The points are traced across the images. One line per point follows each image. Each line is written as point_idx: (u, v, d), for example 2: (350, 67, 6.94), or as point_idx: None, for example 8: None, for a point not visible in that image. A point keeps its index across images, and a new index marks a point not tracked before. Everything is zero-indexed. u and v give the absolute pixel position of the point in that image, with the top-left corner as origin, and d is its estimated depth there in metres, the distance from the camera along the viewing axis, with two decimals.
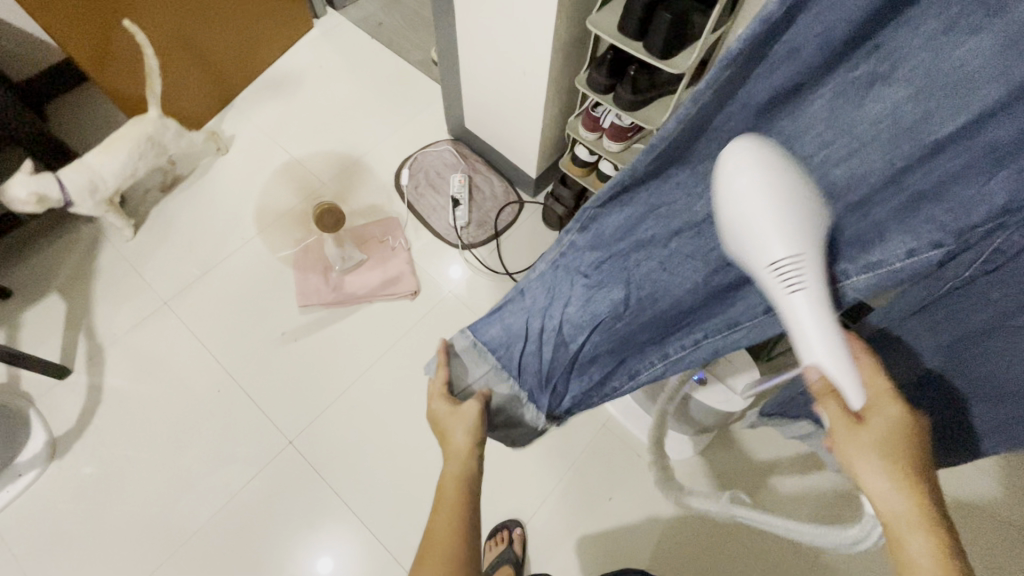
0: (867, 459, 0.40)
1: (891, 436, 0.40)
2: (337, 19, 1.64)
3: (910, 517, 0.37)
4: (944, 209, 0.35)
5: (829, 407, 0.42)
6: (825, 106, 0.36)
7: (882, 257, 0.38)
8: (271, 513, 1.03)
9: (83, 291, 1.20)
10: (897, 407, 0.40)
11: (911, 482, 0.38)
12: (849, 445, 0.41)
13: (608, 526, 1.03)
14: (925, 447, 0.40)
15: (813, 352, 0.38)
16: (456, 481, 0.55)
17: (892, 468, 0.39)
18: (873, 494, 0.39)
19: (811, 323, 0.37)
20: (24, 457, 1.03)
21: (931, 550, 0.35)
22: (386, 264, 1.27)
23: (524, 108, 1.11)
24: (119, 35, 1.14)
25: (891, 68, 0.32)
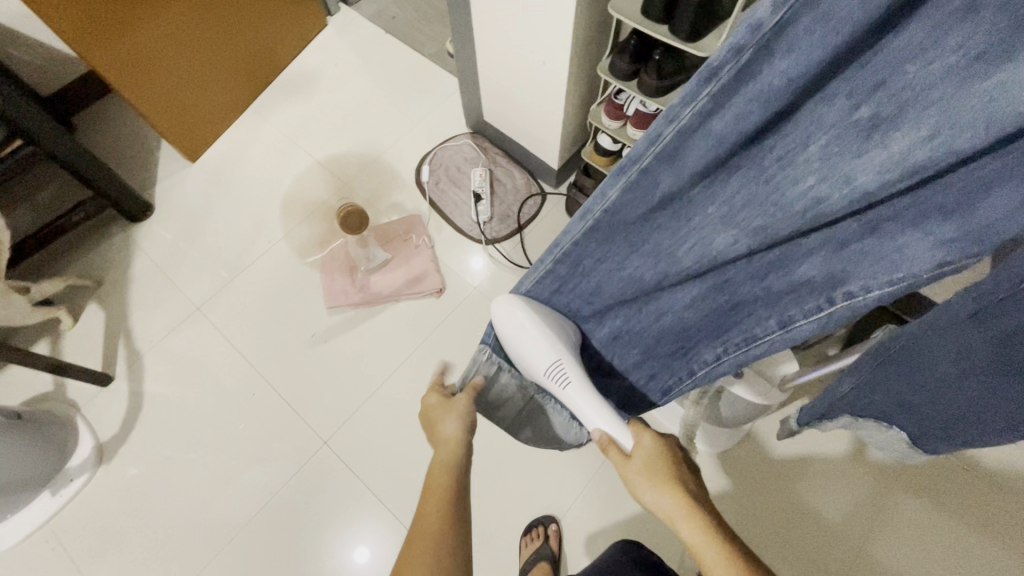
0: (642, 481, 0.53)
1: (654, 458, 0.55)
2: (351, 15, 1.63)
3: (676, 509, 0.50)
4: (977, 219, 0.33)
5: (613, 454, 0.58)
6: (822, 148, 0.39)
7: (908, 275, 0.38)
8: (310, 511, 1.05)
9: (120, 299, 1.23)
10: (650, 435, 0.57)
11: (671, 487, 0.51)
12: (626, 473, 0.55)
13: (644, 518, 1.03)
14: (676, 462, 0.55)
15: (592, 420, 0.61)
16: (444, 468, 0.56)
17: (657, 482, 0.52)
18: (653, 505, 0.52)
19: (587, 401, 0.61)
20: (74, 461, 1.07)
21: (694, 528, 0.48)
22: (409, 262, 1.27)
23: (545, 99, 1.09)
24: (137, 46, 1.15)
25: (899, 108, 0.34)
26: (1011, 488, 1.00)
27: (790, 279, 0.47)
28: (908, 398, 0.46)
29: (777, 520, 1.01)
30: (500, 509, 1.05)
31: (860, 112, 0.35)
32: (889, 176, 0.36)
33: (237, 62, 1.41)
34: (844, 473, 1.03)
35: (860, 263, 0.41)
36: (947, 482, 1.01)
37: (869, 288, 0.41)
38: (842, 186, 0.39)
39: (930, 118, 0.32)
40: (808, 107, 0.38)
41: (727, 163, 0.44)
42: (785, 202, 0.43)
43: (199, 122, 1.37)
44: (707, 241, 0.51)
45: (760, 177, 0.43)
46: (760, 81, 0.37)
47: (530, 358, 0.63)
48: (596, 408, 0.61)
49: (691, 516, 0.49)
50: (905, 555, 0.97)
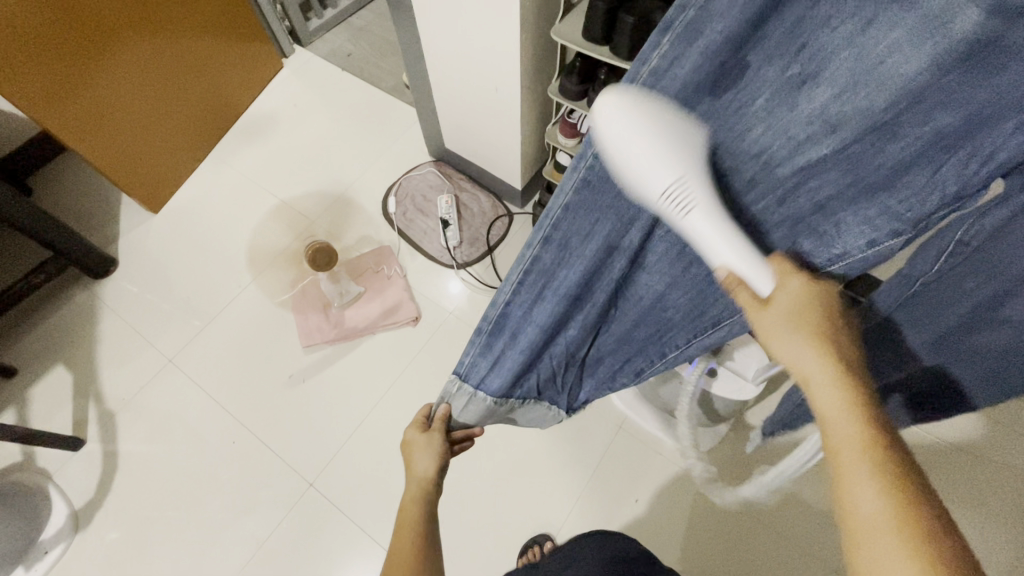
0: (782, 334, 0.42)
1: (800, 305, 0.42)
2: (306, 55, 1.66)
3: (821, 370, 0.40)
4: (897, 196, 0.38)
5: (739, 296, 0.44)
6: (763, 107, 0.37)
7: (843, 250, 0.42)
8: (300, 556, 1.03)
9: (87, 359, 1.20)
10: (797, 277, 0.43)
11: (818, 344, 0.41)
12: (762, 324, 0.43)
13: (637, 525, 1.03)
14: (831, 309, 0.42)
15: (720, 257, 0.41)
16: (416, 503, 0.61)
17: (804, 336, 0.41)
18: (788, 359, 0.42)
19: (716, 233, 0.40)
20: (48, 532, 1.03)
21: (838, 398, 0.39)
22: (383, 294, 1.27)
23: (501, 123, 1.12)
24: (84, 108, 1.15)
25: (817, 69, 0.34)
26: (985, 460, 1.03)
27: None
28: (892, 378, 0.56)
29: (769, 511, 1.02)
30: (494, 534, 1.03)
31: (788, 71, 0.35)
32: (814, 129, 0.37)
33: (197, 113, 1.43)
34: None
35: (812, 234, 0.43)
36: (926, 461, 1.04)
37: (818, 267, 0.44)
38: (782, 137, 0.38)
39: (841, 79, 0.34)
40: (747, 71, 0.37)
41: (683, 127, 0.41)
42: (737, 166, 0.41)
43: (160, 172, 1.37)
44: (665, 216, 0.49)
45: (713, 142, 0.41)
46: (706, 47, 0.36)
47: (637, 177, 0.38)
48: (734, 245, 0.40)
49: (843, 382, 0.39)
50: None
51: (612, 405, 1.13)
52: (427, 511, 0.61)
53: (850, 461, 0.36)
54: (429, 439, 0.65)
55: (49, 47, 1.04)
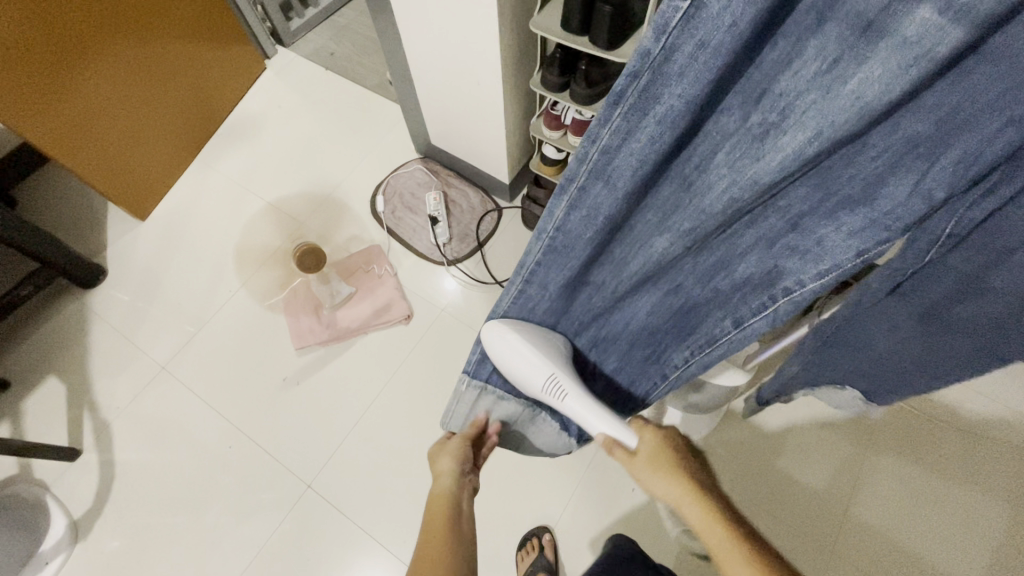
0: (649, 476, 0.55)
1: (657, 450, 0.56)
2: (289, 55, 1.64)
3: (685, 497, 0.52)
4: (879, 208, 0.37)
5: (616, 453, 0.58)
6: (725, 158, 0.38)
7: (834, 265, 0.42)
8: (301, 557, 1.03)
9: (80, 369, 1.20)
10: (651, 429, 0.58)
11: (676, 477, 0.54)
12: (635, 470, 0.56)
13: (634, 513, 1.04)
14: (678, 451, 0.56)
15: (597, 427, 0.57)
16: (442, 501, 0.59)
17: (665, 474, 0.54)
18: (661, 495, 0.54)
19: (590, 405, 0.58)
20: (47, 543, 1.03)
21: (702, 513, 0.50)
22: (374, 293, 1.27)
23: (485, 117, 1.12)
24: (64, 119, 1.14)
25: (780, 117, 0.35)
26: (980, 436, 1.04)
27: (737, 277, 0.49)
28: (869, 362, 0.53)
29: (766, 493, 1.02)
30: (494, 528, 1.04)
31: (749, 119, 0.36)
32: (787, 169, 0.37)
33: (181, 119, 1.42)
34: (827, 440, 1.06)
35: (793, 253, 0.44)
36: (921, 438, 1.05)
37: (805, 282, 0.44)
38: (746, 182, 0.39)
39: (812, 121, 0.34)
40: (712, 123, 0.37)
41: (657, 176, 0.41)
42: (702, 216, 0.43)
43: (145, 179, 1.36)
44: (642, 254, 0.50)
45: (679, 189, 0.42)
46: (663, 108, 0.35)
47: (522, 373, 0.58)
48: (600, 415, 0.58)
49: (698, 501, 0.51)
50: (890, 515, 1.00)
51: None
52: (455, 508, 0.58)
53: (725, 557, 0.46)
54: (445, 442, 0.67)
55: (29, 58, 1.03)
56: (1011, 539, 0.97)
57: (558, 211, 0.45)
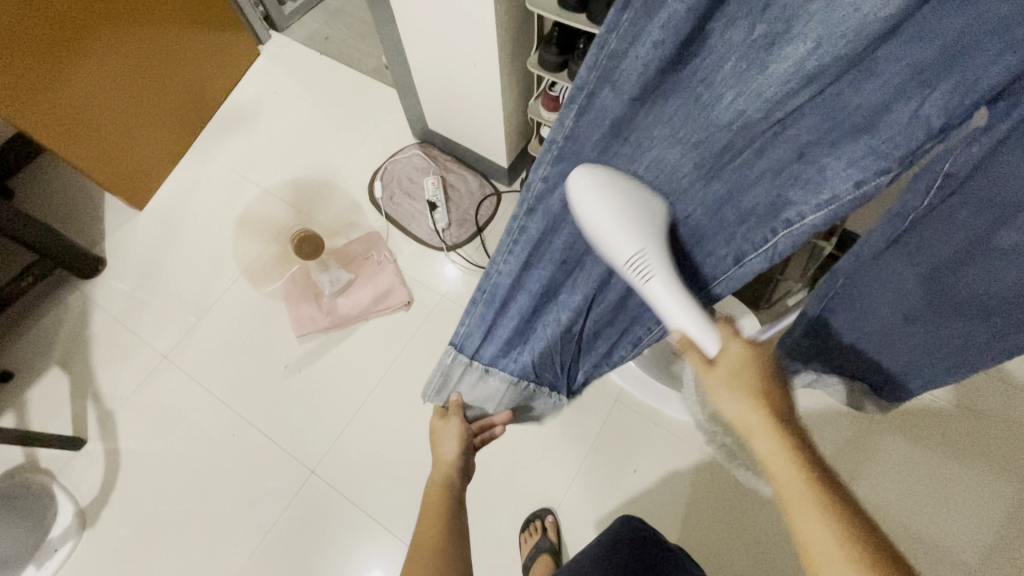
0: (725, 392, 0.43)
1: (743, 364, 0.44)
2: (283, 40, 1.62)
3: (757, 418, 0.41)
4: (880, 136, 0.35)
5: (689, 357, 0.47)
6: (733, 70, 0.36)
7: (832, 195, 0.39)
8: (308, 542, 1.04)
9: (82, 360, 1.20)
10: (740, 341, 0.45)
11: (757, 398, 0.42)
12: (710, 383, 0.45)
13: (636, 496, 1.04)
14: (770, 368, 0.44)
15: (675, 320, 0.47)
16: (439, 485, 0.66)
17: (743, 395, 0.43)
18: (730, 416, 0.43)
19: (676, 299, 0.46)
20: (55, 531, 1.04)
21: (776, 445, 0.40)
22: (375, 279, 1.26)
23: (483, 100, 1.10)
24: (58, 107, 1.12)
25: (786, 25, 0.33)
26: (985, 417, 1.04)
27: (741, 210, 0.45)
28: (867, 330, 0.55)
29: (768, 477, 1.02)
30: (498, 511, 1.05)
31: (755, 30, 0.34)
32: (791, 87, 0.36)
33: (176, 107, 1.40)
34: (829, 422, 1.05)
35: (794, 184, 0.41)
36: (924, 419, 1.05)
37: (805, 214, 0.41)
38: (755, 100, 0.37)
39: (814, 30, 0.32)
40: (714, 32, 0.35)
41: (658, 92, 0.39)
42: (711, 130, 0.40)
43: (141, 168, 1.35)
44: (655, 174, 0.45)
45: (686, 103, 0.39)
46: (666, 11, 0.33)
47: (607, 244, 0.44)
48: (682, 306, 0.46)
49: (777, 432, 0.40)
50: (892, 497, 1.00)
51: (608, 378, 1.13)
52: (450, 493, 0.66)
53: (797, 507, 0.37)
54: (448, 423, 0.71)
55: (20, 44, 1.02)
56: (1013, 518, 0.97)
57: (570, 122, 0.42)
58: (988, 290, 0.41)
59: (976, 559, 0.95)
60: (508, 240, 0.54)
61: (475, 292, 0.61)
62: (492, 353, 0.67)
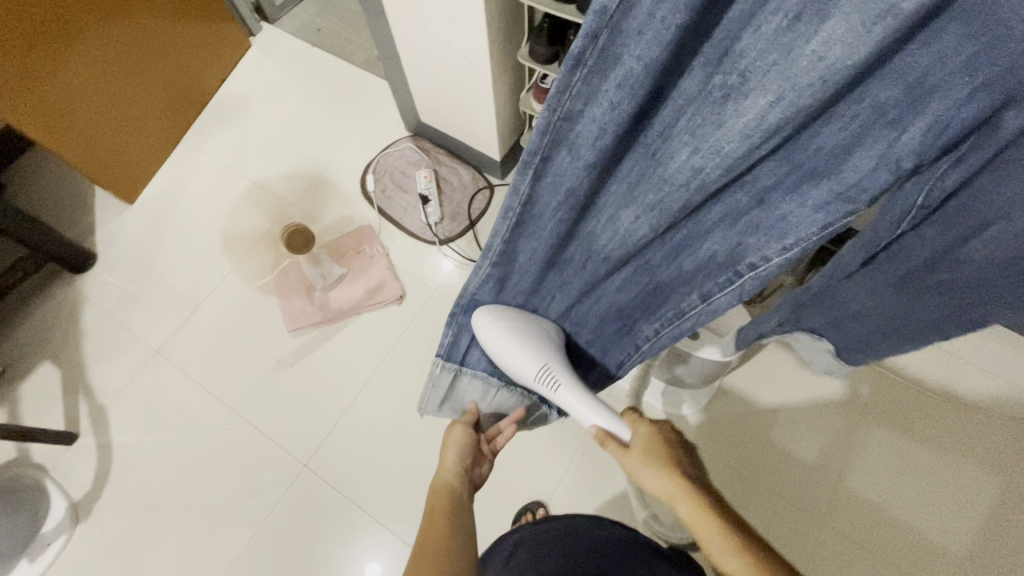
0: (643, 469, 0.55)
1: (650, 443, 0.57)
2: (274, 32, 1.61)
3: (674, 490, 0.53)
4: (844, 179, 0.38)
5: (609, 448, 0.57)
6: (685, 125, 0.38)
7: (797, 240, 0.43)
8: (300, 534, 1.05)
9: (73, 354, 1.20)
10: (645, 424, 0.58)
11: (668, 471, 0.54)
12: (630, 463, 0.56)
13: (627, 489, 1.05)
14: (670, 446, 0.57)
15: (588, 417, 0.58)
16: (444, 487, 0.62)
17: (657, 470, 0.54)
18: (652, 489, 0.54)
19: (583, 404, 0.58)
20: (49, 524, 1.05)
21: (692, 508, 0.51)
22: (367, 273, 1.26)
23: (474, 93, 1.09)
24: (46, 101, 1.11)
25: (742, 79, 0.33)
26: (976, 408, 1.04)
27: (705, 254, 0.50)
28: (838, 330, 0.56)
29: (759, 467, 1.03)
30: (490, 503, 1.06)
31: (711, 79, 0.35)
32: (752, 141, 0.37)
33: (166, 100, 1.39)
34: (819, 413, 1.06)
35: (757, 230, 0.45)
36: (915, 411, 1.05)
37: (769, 257, 0.46)
38: (715, 157, 0.39)
39: (772, 83, 0.33)
40: (673, 87, 0.36)
41: (620, 151, 0.42)
42: (670, 187, 0.43)
43: (132, 162, 1.34)
44: (611, 233, 0.50)
45: (643, 159, 0.42)
46: (623, 69, 0.34)
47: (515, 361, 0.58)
48: (591, 406, 0.58)
49: (688, 497, 0.52)
50: (880, 488, 1.00)
51: None
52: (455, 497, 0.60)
53: (717, 548, 0.47)
54: (453, 429, 0.69)
55: (9, 39, 1.01)
56: (999, 508, 0.98)
57: (525, 185, 0.45)
58: (961, 296, 0.40)
59: (962, 547, 0.96)
60: (479, 281, 0.57)
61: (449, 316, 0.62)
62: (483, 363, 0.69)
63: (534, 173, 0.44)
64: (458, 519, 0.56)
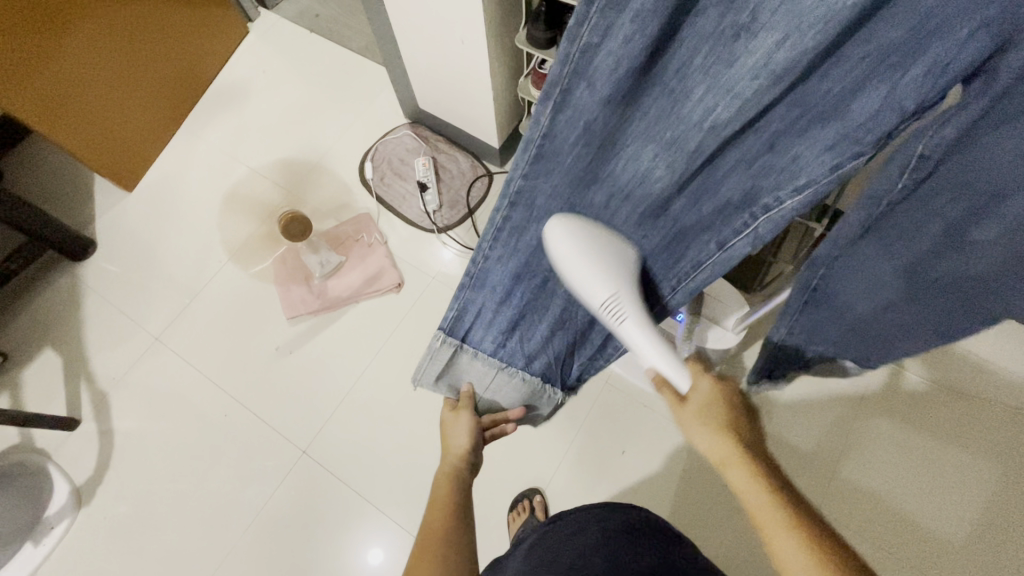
0: (696, 426, 0.54)
1: (710, 401, 0.54)
2: (272, 18, 1.59)
3: (728, 453, 0.51)
4: (852, 121, 0.37)
5: (664, 394, 0.56)
6: (700, 60, 0.38)
7: (808, 179, 0.41)
8: (300, 520, 1.06)
9: (74, 342, 1.21)
10: (708, 379, 0.55)
11: (724, 432, 0.52)
12: (682, 418, 0.55)
13: (625, 476, 1.05)
14: (732, 405, 0.55)
15: (650, 360, 0.53)
16: (447, 480, 0.66)
17: (712, 429, 0.53)
18: (703, 447, 0.53)
19: (644, 339, 0.52)
20: (52, 508, 1.06)
21: (742, 474, 0.50)
22: (365, 261, 1.26)
23: (472, 79, 1.08)
24: (46, 88, 1.11)
25: (750, 17, 0.34)
26: (978, 399, 1.04)
27: (717, 202, 0.48)
28: (840, 326, 0.55)
29: None
30: (488, 490, 1.06)
31: (725, 18, 0.35)
32: (760, 83, 0.38)
33: (165, 87, 1.38)
34: (818, 402, 1.06)
35: (768, 175, 0.43)
36: (916, 403, 1.04)
37: (781, 202, 0.43)
38: (725, 96, 0.39)
39: (782, 19, 0.34)
40: (689, 24, 0.36)
41: (635, 90, 0.41)
42: (684, 126, 0.42)
43: (130, 149, 1.33)
44: (630, 173, 0.48)
45: (663, 98, 0.41)
46: (632, 7, 0.35)
47: (586, 287, 0.49)
48: (656, 349, 0.52)
49: (741, 462, 0.50)
50: (879, 479, 1.00)
51: None
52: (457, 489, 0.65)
53: (765, 521, 0.46)
54: (460, 417, 0.72)
55: (9, 25, 1.01)
56: (998, 498, 0.98)
57: (545, 119, 0.43)
58: (977, 269, 0.40)
59: (962, 538, 0.96)
60: (492, 233, 0.56)
61: (465, 279, 0.62)
62: (488, 340, 0.68)
63: (553, 108, 0.42)
64: (461, 524, 0.61)
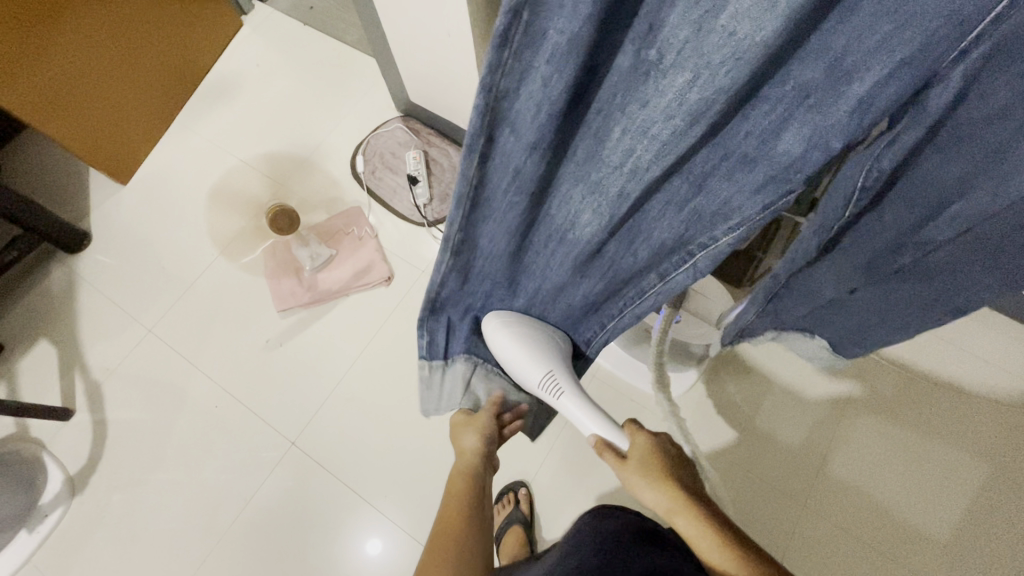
0: (637, 482, 0.54)
1: (646, 454, 0.55)
2: (267, 11, 1.59)
3: (671, 504, 0.52)
4: (777, 156, 0.37)
5: (607, 457, 0.57)
6: (620, 102, 0.35)
7: (742, 217, 0.43)
8: (288, 510, 1.07)
9: (69, 333, 1.22)
10: (644, 435, 0.57)
11: (665, 483, 0.53)
12: (625, 475, 0.55)
13: (611, 470, 1.05)
14: (667, 456, 0.56)
15: (586, 426, 0.59)
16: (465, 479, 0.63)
17: (653, 481, 0.53)
18: (649, 502, 0.53)
19: (581, 409, 0.59)
20: (46, 496, 1.08)
21: (689, 521, 0.50)
22: (356, 254, 1.26)
23: (461, 73, 1.08)
24: (44, 83, 1.13)
25: (659, 58, 0.32)
26: (968, 395, 1.03)
27: (650, 238, 0.48)
28: (805, 310, 0.59)
29: (748, 450, 1.03)
30: None
31: (639, 54, 0.32)
32: (677, 123, 0.36)
33: (159, 81, 1.39)
34: (808, 397, 1.06)
35: (701, 217, 0.44)
36: (905, 402, 1.04)
37: (717, 235, 0.45)
38: (643, 138, 0.37)
39: (688, 61, 0.31)
40: (604, 67, 0.33)
41: (558, 141, 0.39)
42: (610, 169, 0.41)
43: (124, 143, 1.34)
44: (566, 214, 0.47)
45: (590, 146, 0.39)
46: (546, 52, 0.31)
47: (520, 370, 0.59)
48: (589, 415, 0.59)
49: (686, 510, 0.51)
50: (869, 477, 1.00)
51: None
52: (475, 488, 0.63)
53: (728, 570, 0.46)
54: (476, 419, 0.66)
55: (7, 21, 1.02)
56: (985, 495, 0.97)
57: (473, 171, 0.39)
58: (932, 265, 0.43)
59: (948, 534, 0.95)
60: (442, 269, 0.50)
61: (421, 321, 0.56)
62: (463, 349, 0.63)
63: (480, 157, 0.38)
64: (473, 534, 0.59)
